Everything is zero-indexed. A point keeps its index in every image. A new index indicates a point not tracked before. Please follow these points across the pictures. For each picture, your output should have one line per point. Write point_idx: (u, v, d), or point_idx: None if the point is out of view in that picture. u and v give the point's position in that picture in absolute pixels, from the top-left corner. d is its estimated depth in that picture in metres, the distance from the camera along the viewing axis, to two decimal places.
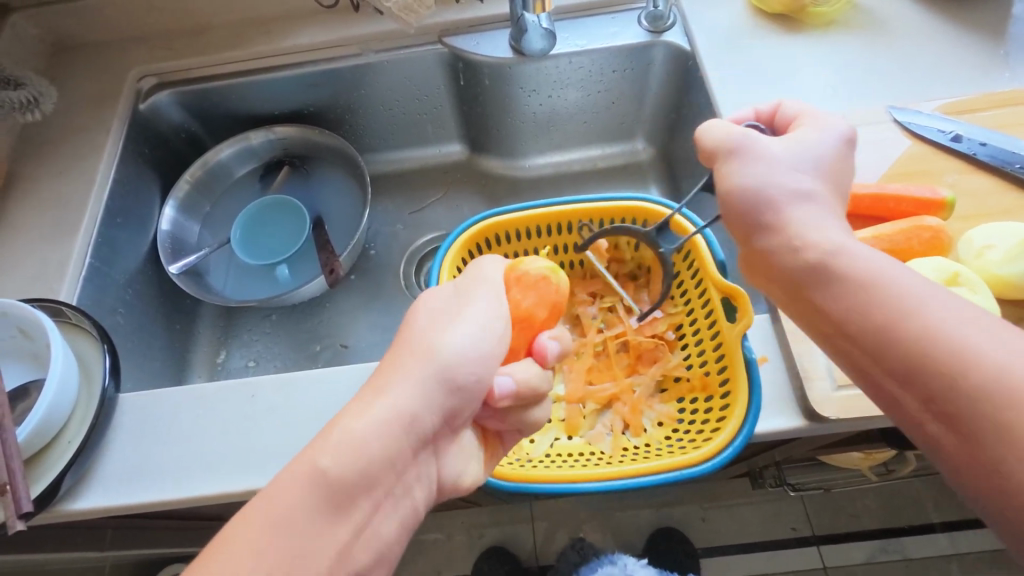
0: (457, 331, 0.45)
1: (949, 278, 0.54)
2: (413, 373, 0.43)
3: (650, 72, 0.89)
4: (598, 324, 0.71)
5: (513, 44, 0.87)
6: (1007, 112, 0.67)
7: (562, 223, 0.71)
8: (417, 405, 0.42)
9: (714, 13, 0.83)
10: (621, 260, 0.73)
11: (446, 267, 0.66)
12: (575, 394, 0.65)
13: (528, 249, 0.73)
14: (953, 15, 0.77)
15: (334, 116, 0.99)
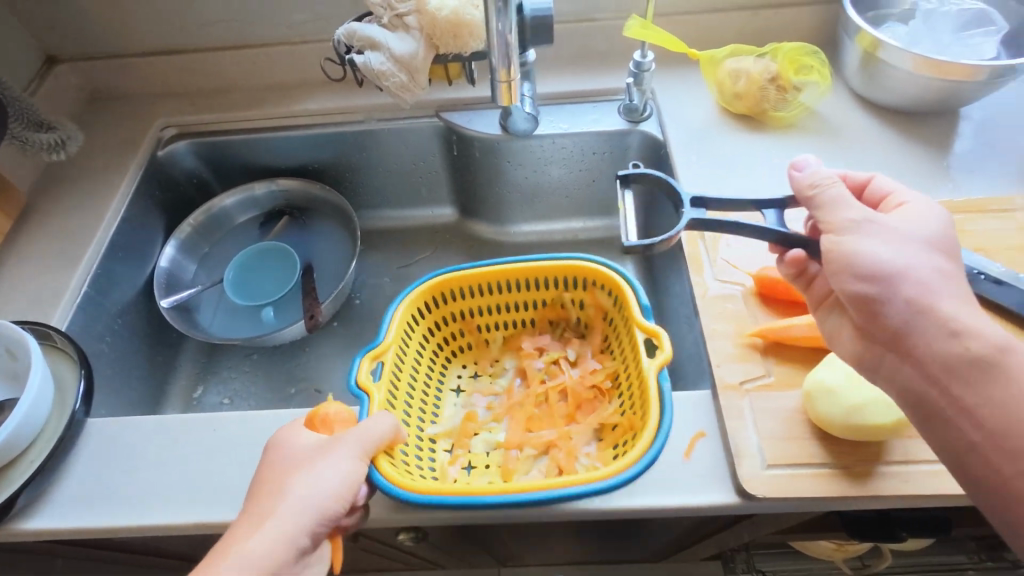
0: (311, 469, 0.53)
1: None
2: (276, 513, 0.50)
3: (627, 157, 0.96)
4: (542, 375, 0.77)
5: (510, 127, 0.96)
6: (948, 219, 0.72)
7: (516, 281, 0.78)
8: (293, 527, 0.49)
9: (686, 109, 0.91)
10: (568, 318, 0.80)
11: (401, 310, 0.72)
12: (514, 441, 0.69)
13: (482, 306, 0.79)
14: (902, 128, 0.84)
15: (335, 174, 1.07)
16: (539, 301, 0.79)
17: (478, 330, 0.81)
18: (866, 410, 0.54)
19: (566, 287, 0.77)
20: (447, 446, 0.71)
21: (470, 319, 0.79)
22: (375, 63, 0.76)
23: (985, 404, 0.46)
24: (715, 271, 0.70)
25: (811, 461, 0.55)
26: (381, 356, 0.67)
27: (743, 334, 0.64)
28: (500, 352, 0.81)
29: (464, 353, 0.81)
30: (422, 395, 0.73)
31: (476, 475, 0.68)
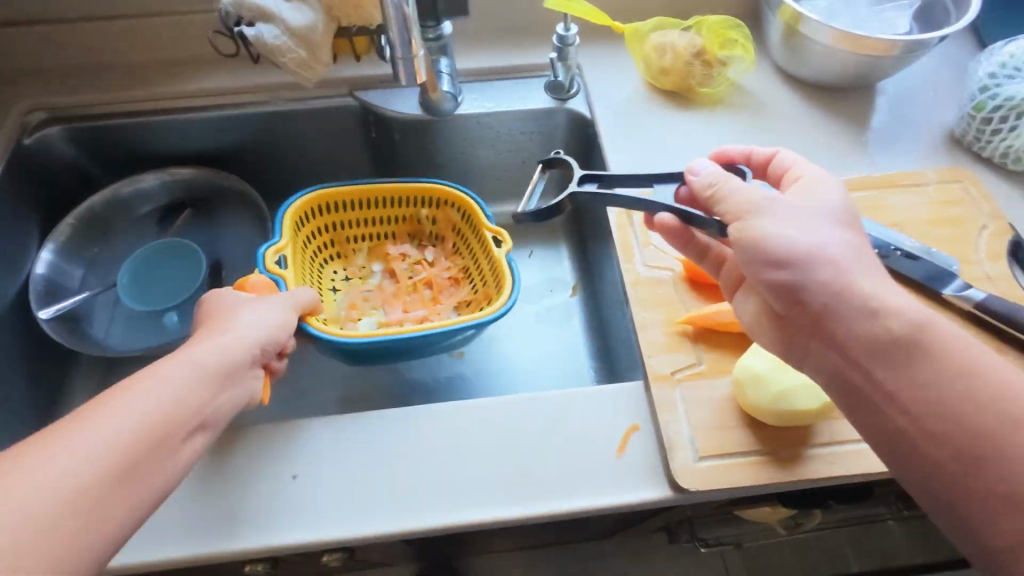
0: (245, 312, 0.56)
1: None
2: (225, 331, 0.53)
3: (556, 136, 0.92)
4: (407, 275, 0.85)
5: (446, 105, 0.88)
6: (866, 195, 0.73)
7: (376, 198, 0.82)
8: (241, 349, 0.52)
9: (613, 85, 0.88)
10: (421, 229, 0.86)
11: (287, 227, 0.73)
12: (394, 319, 0.81)
13: (347, 221, 0.83)
14: (823, 103, 0.85)
15: (241, 160, 0.97)
16: (398, 215, 0.84)
17: (343, 242, 0.84)
18: (793, 398, 0.54)
19: (422, 204, 0.83)
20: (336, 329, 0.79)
21: (340, 230, 0.83)
22: (268, 36, 0.67)
23: (909, 384, 0.46)
24: (647, 256, 0.67)
25: (741, 449, 0.55)
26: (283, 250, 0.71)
27: (674, 322, 0.62)
28: (365, 260, 0.86)
29: (342, 258, 0.84)
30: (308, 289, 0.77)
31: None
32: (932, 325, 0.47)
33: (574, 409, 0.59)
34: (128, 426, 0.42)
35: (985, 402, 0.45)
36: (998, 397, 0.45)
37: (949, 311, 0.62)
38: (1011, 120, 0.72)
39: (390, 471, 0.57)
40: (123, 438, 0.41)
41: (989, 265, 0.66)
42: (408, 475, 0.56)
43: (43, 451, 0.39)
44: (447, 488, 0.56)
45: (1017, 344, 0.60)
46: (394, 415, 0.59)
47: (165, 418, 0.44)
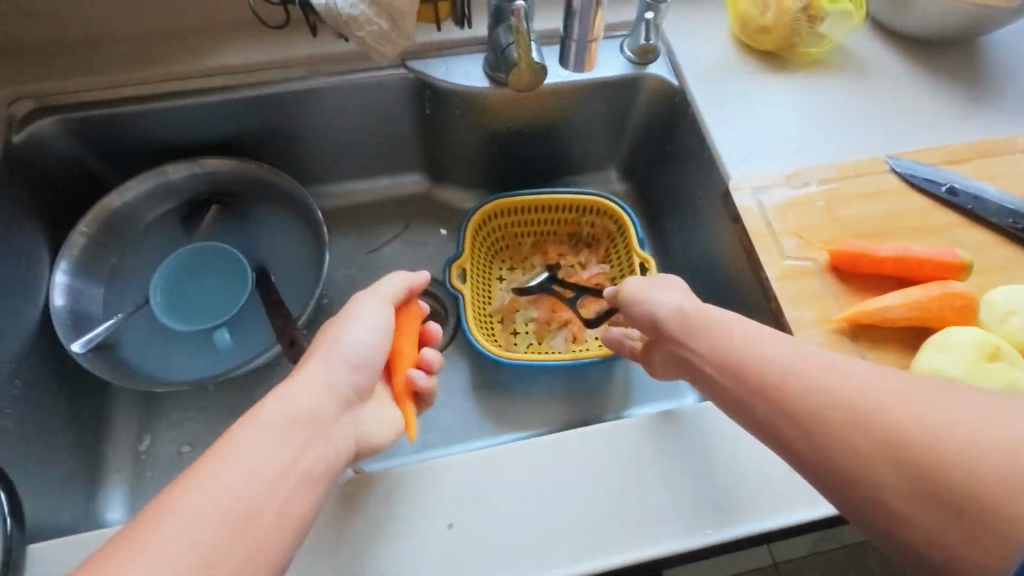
0: (351, 331, 0.55)
1: (992, 353, 0.50)
2: (323, 367, 0.51)
3: (634, 105, 0.83)
4: (561, 273, 0.90)
5: (528, 80, 0.73)
6: (989, 165, 0.69)
7: (537, 206, 0.87)
8: (329, 379, 0.51)
9: (703, 46, 0.79)
10: (579, 232, 0.90)
11: (467, 242, 0.82)
12: (544, 317, 0.88)
13: (510, 223, 0.89)
14: (925, 60, 0.79)
15: (273, 146, 0.85)
16: (560, 219, 0.89)
17: (507, 238, 0.91)
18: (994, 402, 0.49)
19: (584, 214, 0.88)
20: (499, 319, 0.88)
21: (508, 228, 0.90)
22: (342, 6, 0.56)
23: (771, 395, 0.42)
24: (785, 246, 0.62)
25: None
26: (465, 265, 0.81)
27: (830, 320, 0.58)
28: (530, 252, 0.92)
29: (505, 253, 0.92)
30: (479, 286, 0.86)
31: (521, 339, 0.87)
32: (753, 345, 0.45)
33: (737, 423, 0.56)
34: (238, 483, 0.41)
35: (844, 396, 0.39)
36: (825, 395, 0.40)
37: None
38: None
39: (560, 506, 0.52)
40: (247, 494, 0.40)
41: None
42: (580, 509, 0.52)
43: (180, 501, 0.39)
44: (623, 520, 0.52)
45: None
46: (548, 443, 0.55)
47: (273, 469, 0.43)
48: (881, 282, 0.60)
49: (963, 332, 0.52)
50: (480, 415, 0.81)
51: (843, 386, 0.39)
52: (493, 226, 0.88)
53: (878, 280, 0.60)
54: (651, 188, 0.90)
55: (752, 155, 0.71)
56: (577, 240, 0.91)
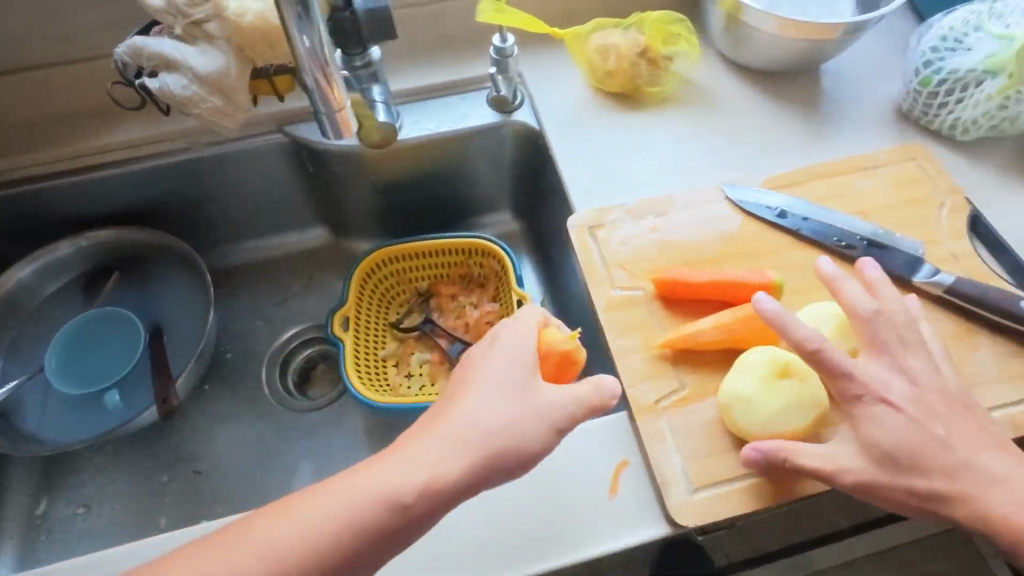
0: (481, 401, 0.50)
1: (781, 369, 0.54)
2: (443, 433, 0.49)
3: (503, 150, 0.88)
4: (455, 314, 0.94)
5: (381, 138, 0.76)
6: (828, 184, 0.71)
7: (426, 251, 0.91)
8: (442, 457, 0.47)
9: (560, 93, 0.84)
10: (469, 272, 0.94)
11: (352, 290, 0.86)
12: (437, 357, 0.91)
13: (403, 269, 0.93)
14: (771, 89, 0.83)
15: (170, 213, 0.90)
16: (449, 262, 0.93)
17: (402, 283, 0.94)
18: (781, 417, 0.53)
19: (470, 255, 0.92)
20: (394, 363, 0.91)
21: (401, 274, 0.94)
22: (174, 87, 0.61)
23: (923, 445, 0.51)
24: (613, 277, 0.65)
25: (734, 474, 0.53)
26: (349, 313, 0.84)
27: (652, 347, 0.60)
28: (426, 296, 0.96)
29: (402, 298, 0.95)
30: (371, 332, 0.90)
31: (414, 381, 0.89)
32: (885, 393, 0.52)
33: (563, 454, 0.57)
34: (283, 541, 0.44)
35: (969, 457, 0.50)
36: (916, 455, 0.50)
37: (921, 297, 0.62)
38: (956, 93, 0.71)
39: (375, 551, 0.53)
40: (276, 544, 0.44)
41: (954, 243, 0.66)
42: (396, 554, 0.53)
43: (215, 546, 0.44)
44: (434, 561, 0.53)
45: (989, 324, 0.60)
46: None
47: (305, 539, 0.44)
48: (701, 306, 0.62)
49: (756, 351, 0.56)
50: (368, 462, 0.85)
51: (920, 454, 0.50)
52: (384, 273, 0.92)
53: (699, 305, 0.62)
54: (534, 224, 0.94)
55: (597, 193, 0.75)
56: (470, 280, 0.94)
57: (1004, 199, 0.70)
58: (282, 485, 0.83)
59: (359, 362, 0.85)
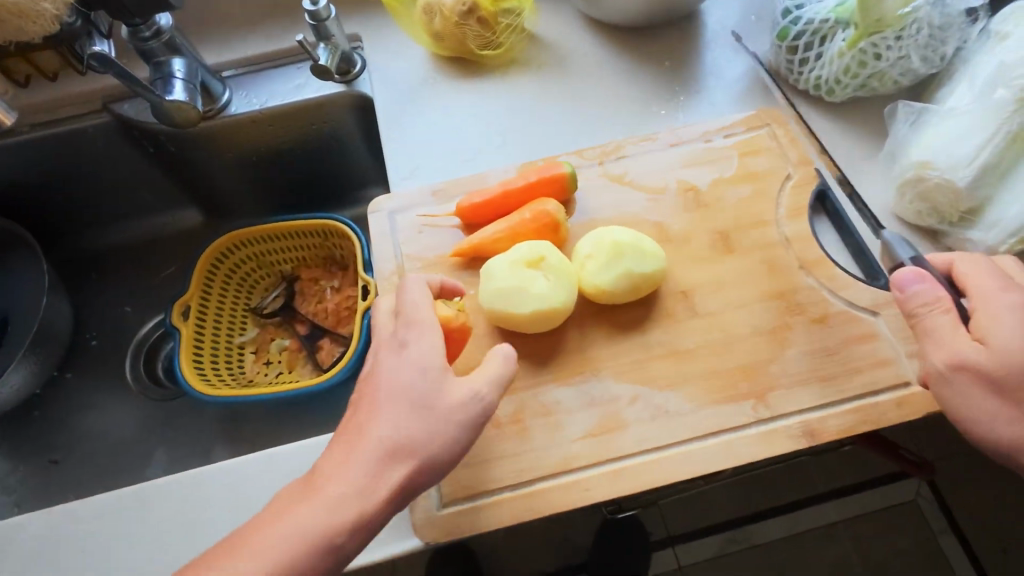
0: (404, 350, 0.46)
1: (533, 261, 0.55)
2: (387, 387, 0.45)
3: (348, 124, 0.82)
4: (319, 297, 0.90)
5: (197, 114, 0.72)
6: (662, 156, 0.64)
7: (281, 233, 0.87)
8: (383, 419, 0.43)
9: (398, 59, 0.77)
10: (331, 253, 0.90)
11: (195, 279, 0.82)
12: (296, 343, 0.88)
13: (262, 252, 0.89)
14: (630, 46, 0.74)
15: (13, 199, 0.86)
16: (309, 244, 0.89)
17: (265, 266, 0.91)
18: (506, 296, 0.54)
19: (327, 237, 0.87)
20: (253, 351, 0.88)
21: (260, 257, 0.90)
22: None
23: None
24: (405, 267, 0.60)
25: (491, 488, 0.50)
26: (191, 302, 0.81)
27: None
28: (291, 278, 0.92)
29: (267, 281, 0.92)
30: (227, 320, 0.87)
31: (271, 368, 0.87)
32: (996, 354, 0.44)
33: None
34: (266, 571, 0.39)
35: None
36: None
37: (735, 287, 0.56)
38: (815, 47, 0.62)
39: (121, 550, 0.56)
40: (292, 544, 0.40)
41: (787, 225, 0.59)
42: (146, 551, 0.56)
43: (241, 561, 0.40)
44: None
45: (804, 318, 0.54)
46: (128, 493, 0.58)
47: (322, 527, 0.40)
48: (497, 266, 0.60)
49: (509, 256, 0.56)
50: (221, 450, 0.83)
51: None
52: (241, 256, 0.88)
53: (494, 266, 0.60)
54: None
55: (419, 171, 0.68)
56: (331, 261, 0.91)
57: (864, 170, 0.62)
58: (137, 475, 0.82)
59: (205, 353, 0.82)
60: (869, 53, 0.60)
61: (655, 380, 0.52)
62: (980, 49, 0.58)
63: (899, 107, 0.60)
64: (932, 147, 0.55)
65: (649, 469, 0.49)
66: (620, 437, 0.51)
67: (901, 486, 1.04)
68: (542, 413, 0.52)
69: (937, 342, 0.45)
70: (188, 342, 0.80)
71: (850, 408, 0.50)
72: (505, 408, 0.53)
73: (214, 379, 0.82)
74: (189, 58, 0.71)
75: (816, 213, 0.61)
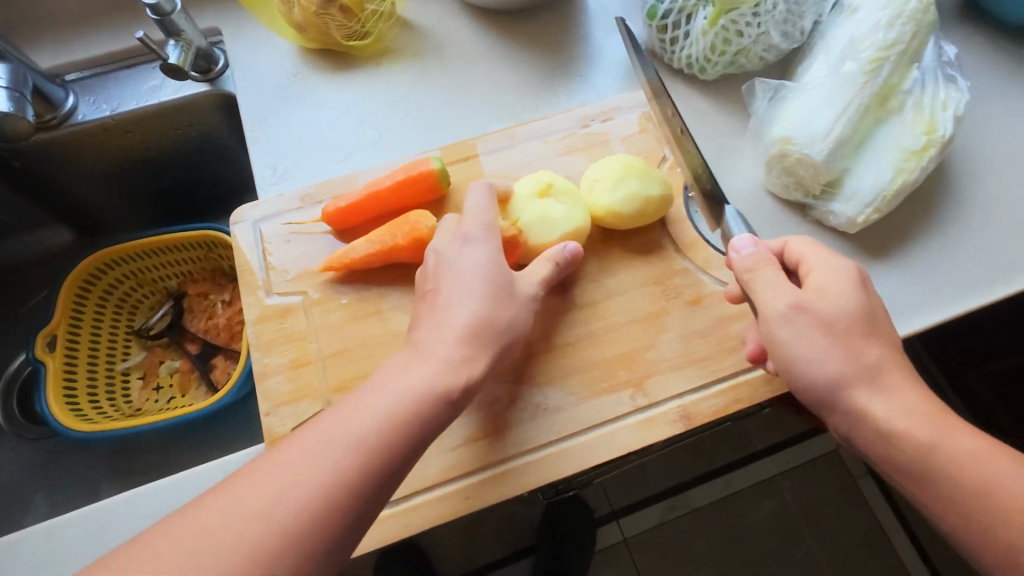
0: (467, 250, 0.48)
1: (543, 189, 0.53)
2: (466, 282, 0.46)
3: (218, 126, 0.77)
4: (211, 313, 0.85)
5: (31, 125, 0.65)
6: (541, 145, 0.63)
7: (158, 248, 0.80)
8: (465, 309, 0.45)
9: (262, 53, 0.71)
10: (219, 265, 0.85)
11: (60, 307, 0.75)
12: (188, 365, 0.82)
13: (140, 269, 0.83)
14: (508, 31, 0.72)
15: None
16: (193, 256, 0.83)
17: (147, 284, 0.85)
18: (531, 229, 0.52)
19: (211, 248, 0.81)
20: (140, 376, 0.82)
21: (139, 275, 0.83)
22: None
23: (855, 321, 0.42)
24: (273, 281, 0.56)
25: None
26: (58, 332, 0.74)
27: (301, 363, 0.53)
28: (177, 295, 0.86)
29: (151, 300, 0.86)
30: (106, 346, 0.80)
31: (161, 394, 0.81)
32: (805, 304, 0.42)
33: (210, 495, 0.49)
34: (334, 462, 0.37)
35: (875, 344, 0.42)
36: (841, 323, 0.42)
37: (614, 276, 0.55)
38: (681, 26, 0.62)
39: None
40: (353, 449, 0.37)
41: None
42: None
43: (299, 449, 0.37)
44: None
45: (681, 304, 0.54)
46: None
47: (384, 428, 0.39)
48: (371, 275, 0.56)
49: (520, 183, 0.54)
50: (110, 486, 0.77)
51: (852, 327, 0.42)
52: (116, 276, 0.81)
53: (367, 274, 0.56)
54: None
55: (290, 175, 0.64)
56: (221, 273, 0.85)
57: (736, 148, 0.62)
58: (16, 524, 0.75)
59: (80, 386, 0.76)
60: (730, 31, 0.60)
61: (535, 378, 0.51)
62: (833, 23, 0.59)
63: (757, 85, 0.60)
64: (793, 122, 0.56)
65: (529, 470, 0.48)
66: (499, 440, 0.49)
67: (815, 443, 1.09)
68: None
69: (766, 290, 0.44)
70: (56, 376, 0.73)
71: (725, 387, 0.51)
72: None
73: (93, 413, 0.75)
74: (12, 60, 0.63)
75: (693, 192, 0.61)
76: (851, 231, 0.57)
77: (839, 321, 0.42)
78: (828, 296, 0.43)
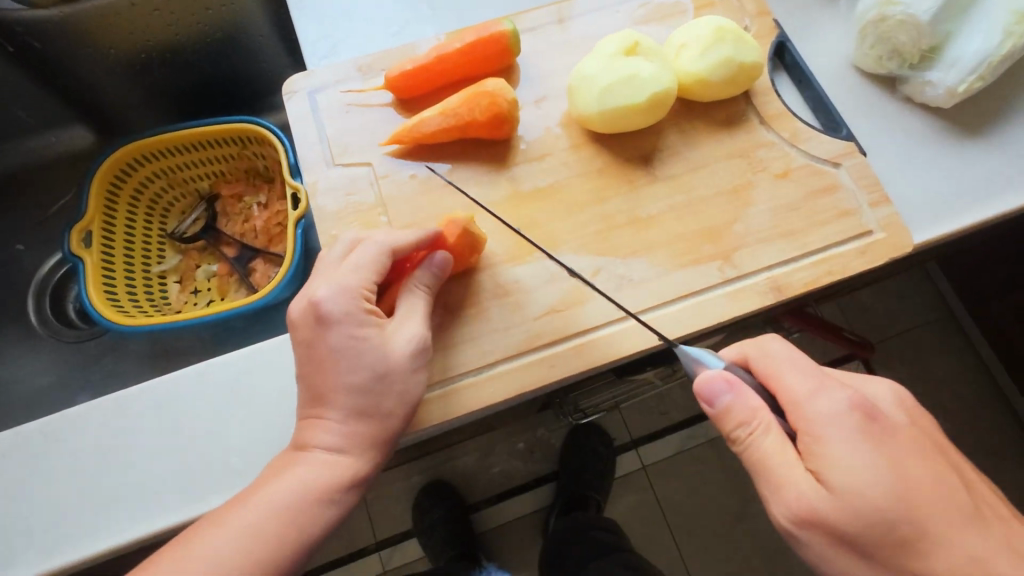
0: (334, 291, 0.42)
1: (630, 48, 0.51)
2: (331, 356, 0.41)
3: (251, 7, 0.71)
4: (246, 216, 0.82)
5: None
6: (616, 12, 0.57)
7: (189, 143, 0.75)
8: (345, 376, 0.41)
9: None
10: (254, 166, 0.81)
11: (93, 201, 0.70)
12: (225, 269, 0.80)
13: (170, 167, 0.78)
14: None
15: None
16: (226, 155, 0.79)
17: (178, 184, 0.81)
18: (615, 90, 0.50)
19: (246, 145, 0.77)
20: (177, 280, 0.80)
21: (170, 175, 0.79)
22: None
23: (884, 495, 0.34)
24: (333, 153, 0.53)
25: (448, 376, 0.46)
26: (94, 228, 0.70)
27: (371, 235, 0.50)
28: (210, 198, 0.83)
29: (183, 203, 0.82)
30: (141, 249, 0.77)
31: (200, 297, 0.79)
32: (808, 497, 0.35)
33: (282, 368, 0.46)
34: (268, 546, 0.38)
35: (929, 525, 0.33)
36: (864, 508, 0.34)
37: (698, 148, 0.52)
38: None
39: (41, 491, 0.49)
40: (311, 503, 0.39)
41: None
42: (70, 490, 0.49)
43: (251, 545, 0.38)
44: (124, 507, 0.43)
45: (769, 177, 0.51)
46: (39, 430, 0.50)
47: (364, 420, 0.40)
48: (439, 147, 0.53)
49: (601, 44, 0.52)
50: None
51: (884, 509, 0.33)
52: (145, 174, 0.77)
53: (435, 146, 0.53)
54: None
55: (342, 48, 0.59)
56: (256, 174, 0.81)
57: (823, 21, 0.58)
58: None
59: (119, 286, 0.73)
60: None
61: (618, 251, 0.49)
62: None
63: None
64: None
65: (616, 340, 0.47)
66: (585, 311, 0.47)
67: None
68: (499, 294, 0.48)
69: (778, 481, 0.37)
70: (95, 273, 0.70)
71: (815, 260, 0.49)
72: (458, 294, 0.48)
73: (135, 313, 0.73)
74: None
75: (775, 68, 0.58)
76: (945, 106, 0.54)
77: (855, 502, 0.34)
78: (839, 472, 0.34)
